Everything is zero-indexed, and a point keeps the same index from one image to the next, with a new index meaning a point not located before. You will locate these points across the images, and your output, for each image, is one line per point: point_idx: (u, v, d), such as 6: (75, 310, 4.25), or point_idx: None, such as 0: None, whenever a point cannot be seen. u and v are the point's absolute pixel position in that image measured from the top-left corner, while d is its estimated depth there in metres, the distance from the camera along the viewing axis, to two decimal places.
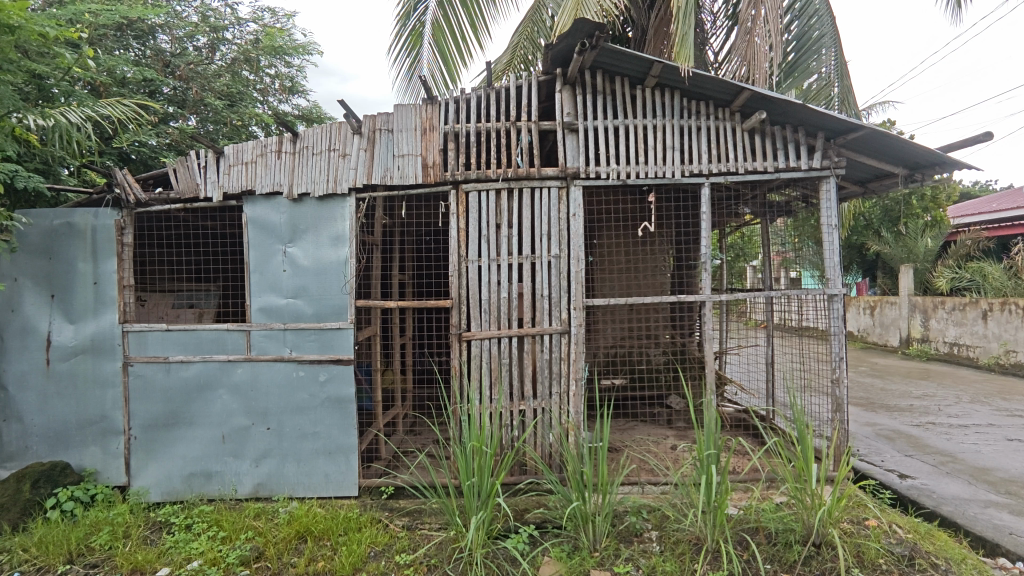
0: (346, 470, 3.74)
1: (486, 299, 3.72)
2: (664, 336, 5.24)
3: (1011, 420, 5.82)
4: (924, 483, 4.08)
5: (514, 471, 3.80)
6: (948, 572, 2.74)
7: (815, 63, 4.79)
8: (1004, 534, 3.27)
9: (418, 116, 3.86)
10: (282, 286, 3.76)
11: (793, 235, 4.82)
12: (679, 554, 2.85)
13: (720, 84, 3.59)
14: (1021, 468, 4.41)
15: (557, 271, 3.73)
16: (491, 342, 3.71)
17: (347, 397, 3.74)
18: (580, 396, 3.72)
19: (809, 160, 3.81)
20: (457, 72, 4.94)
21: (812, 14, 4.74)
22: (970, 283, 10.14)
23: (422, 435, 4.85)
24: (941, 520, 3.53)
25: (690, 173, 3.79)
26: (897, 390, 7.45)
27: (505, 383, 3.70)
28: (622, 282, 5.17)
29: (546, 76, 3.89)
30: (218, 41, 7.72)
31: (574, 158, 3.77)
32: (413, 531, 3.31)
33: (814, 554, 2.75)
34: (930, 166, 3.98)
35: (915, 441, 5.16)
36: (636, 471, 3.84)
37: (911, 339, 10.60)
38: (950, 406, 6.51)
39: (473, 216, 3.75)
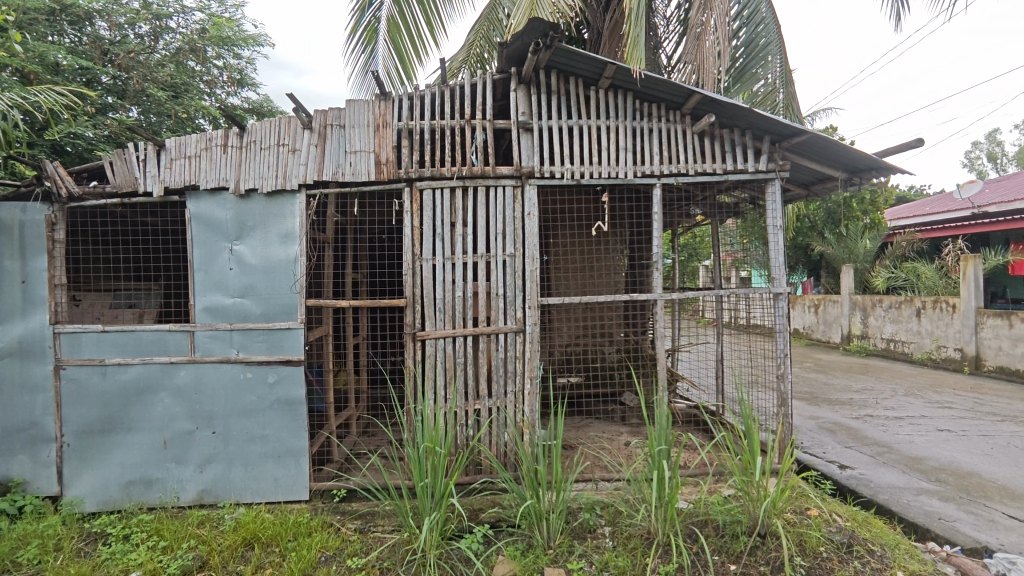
0: (296, 473, 3.64)
1: (441, 298, 3.69)
2: (617, 334, 5.31)
3: (941, 411, 6.17)
4: (862, 473, 4.28)
5: (469, 471, 3.78)
6: (884, 558, 2.87)
7: (761, 69, 4.97)
8: (935, 520, 3.45)
9: (371, 113, 3.80)
10: (228, 285, 3.63)
11: (742, 235, 4.96)
12: (632, 548, 2.89)
13: (671, 86, 3.66)
14: (950, 457, 4.67)
15: (512, 271, 3.73)
16: (446, 342, 3.68)
17: (297, 399, 3.64)
18: (535, 395, 3.74)
19: (756, 162, 3.93)
20: (413, 70, 4.89)
21: (759, 22, 4.92)
22: (905, 282, 10.67)
23: (376, 437, 4.78)
24: (878, 508, 3.70)
25: (643, 174, 3.86)
26: (838, 384, 7.78)
27: (459, 383, 3.67)
28: (578, 281, 5.22)
29: (501, 75, 3.88)
30: (162, 30, 7.38)
31: (529, 158, 3.78)
32: (366, 533, 3.25)
33: (760, 544, 2.84)
34: (867, 170, 4.16)
35: (855, 433, 5.40)
36: (591, 468, 3.91)
37: (852, 336, 11.09)
38: (887, 399, 6.84)
39: (427, 214, 3.70)
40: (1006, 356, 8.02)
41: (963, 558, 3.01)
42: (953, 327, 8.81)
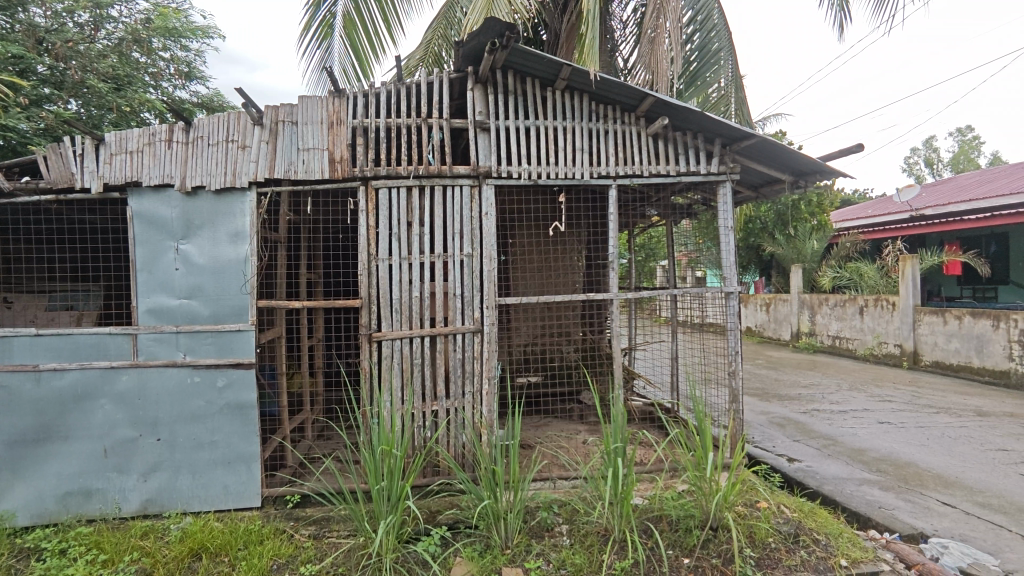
0: (247, 480, 3.53)
1: (397, 298, 3.64)
2: (575, 334, 5.36)
3: (882, 405, 6.47)
4: (809, 465, 4.44)
5: (427, 473, 3.74)
6: (828, 547, 2.98)
7: (712, 73, 5.11)
8: (876, 508, 3.61)
9: (325, 109, 3.72)
10: (174, 286, 3.49)
11: (696, 235, 5.08)
12: (588, 545, 2.92)
13: (626, 89, 3.72)
14: (890, 448, 4.90)
15: (469, 270, 3.72)
16: (403, 342, 3.64)
17: (248, 403, 3.53)
18: (493, 395, 3.73)
19: (707, 165, 4.04)
20: (370, 68, 4.82)
21: (711, 28, 5.07)
22: (849, 281, 11.12)
23: (332, 441, 4.68)
24: (823, 499, 3.86)
25: (599, 175, 3.90)
26: (787, 380, 8.06)
27: (417, 383, 3.64)
28: (537, 281, 5.25)
29: (458, 74, 3.86)
30: (103, 19, 7.05)
31: (486, 157, 3.77)
32: (320, 539, 3.18)
33: (712, 537, 2.91)
34: (812, 173, 4.33)
35: (803, 427, 5.61)
36: (548, 467, 3.94)
37: (800, 333, 11.52)
38: (832, 393, 7.12)
39: (383, 213, 3.65)
40: (940, 351, 8.47)
41: (901, 544, 3.16)
42: (892, 324, 9.26)
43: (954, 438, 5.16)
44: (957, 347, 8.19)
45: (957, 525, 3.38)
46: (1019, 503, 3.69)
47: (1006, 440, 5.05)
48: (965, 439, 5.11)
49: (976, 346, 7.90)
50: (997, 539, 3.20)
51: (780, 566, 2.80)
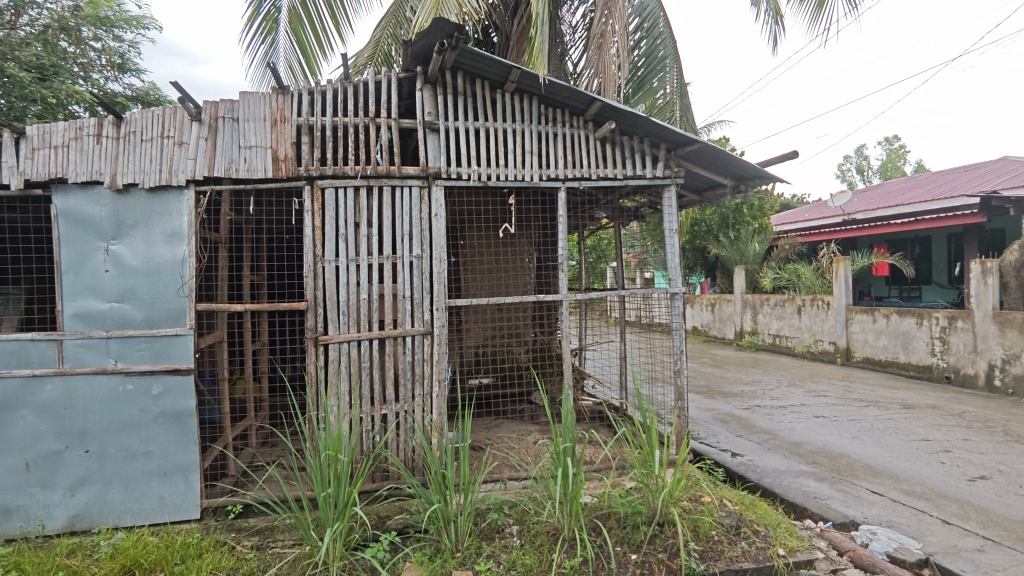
0: (186, 491, 3.37)
1: (344, 300, 3.56)
2: (526, 335, 5.40)
3: (818, 399, 6.80)
4: (750, 460, 4.61)
5: (375, 478, 3.67)
6: (767, 538, 3.11)
7: (658, 80, 5.28)
8: (811, 499, 3.78)
9: (268, 106, 3.61)
10: (104, 289, 3.31)
11: (644, 237, 5.19)
12: (539, 545, 2.93)
13: (574, 93, 3.76)
14: (824, 441, 5.14)
15: (419, 272, 3.68)
16: (351, 345, 3.56)
17: (186, 411, 3.37)
18: (443, 397, 3.71)
19: (653, 169, 4.14)
20: (316, 65, 4.73)
21: (656, 35, 5.23)
22: (788, 282, 11.61)
23: (277, 447, 4.54)
24: (763, 491, 4.01)
25: (548, 177, 3.94)
26: (731, 378, 8.34)
27: (365, 387, 3.58)
28: (488, 283, 5.26)
29: (406, 73, 3.82)
30: (25, 4, 6.65)
31: (436, 158, 3.74)
32: (264, 550, 3.07)
33: (658, 532, 2.97)
34: (752, 178, 4.51)
35: (745, 423, 5.82)
36: (499, 468, 3.96)
37: (743, 332, 11.96)
38: (773, 390, 7.42)
39: (330, 213, 3.56)
40: (871, 348, 8.95)
41: (834, 532, 3.32)
42: (827, 323, 9.74)
43: (882, 430, 5.47)
44: (886, 343, 8.67)
45: (884, 512, 3.58)
46: (940, 489, 3.95)
47: (928, 431, 5.39)
48: (892, 430, 5.43)
49: (902, 343, 8.40)
50: (920, 524, 3.41)
51: (722, 558, 2.89)
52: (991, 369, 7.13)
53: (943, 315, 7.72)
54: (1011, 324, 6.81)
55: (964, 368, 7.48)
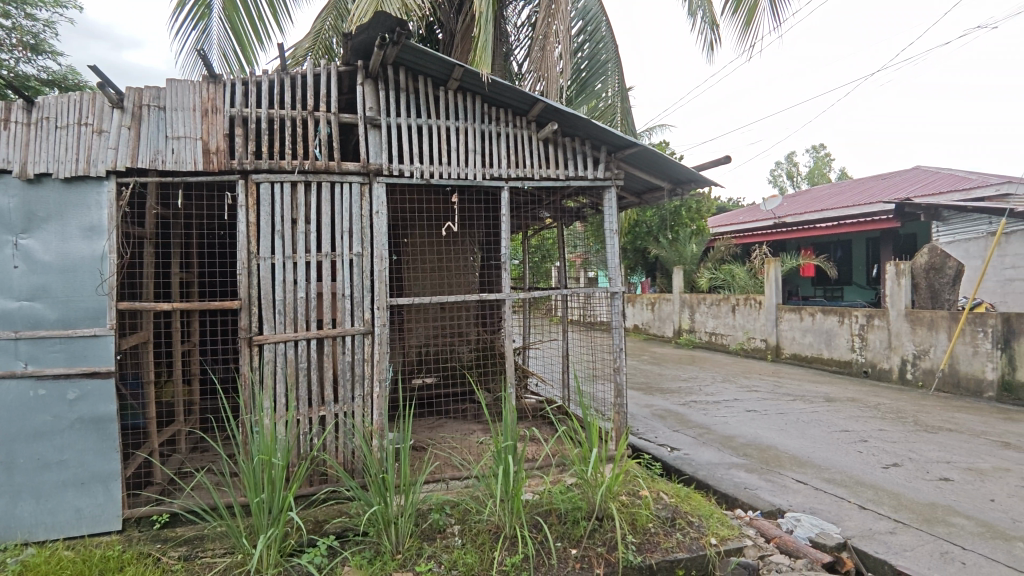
0: (106, 501, 3.17)
1: (280, 299, 3.45)
2: (470, 334, 5.40)
3: (749, 394, 7.12)
4: (686, 453, 4.78)
5: (313, 482, 3.57)
6: (700, 528, 3.23)
7: (600, 84, 5.40)
8: (742, 489, 3.96)
9: (197, 95, 3.45)
10: (12, 288, 3.07)
11: (586, 238, 5.28)
12: (480, 544, 2.91)
13: (517, 93, 3.78)
14: (755, 434, 5.39)
15: (359, 270, 3.61)
16: (287, 345, 3.45)
17: (107, 416, 3.17)
18: (383, 397, 3.65)
19: (594, 171, 4.22)
20: (253, 54, 4.60)
21: (599, 39, 5.33)
22: (723, 281, 12.10)
23: (208, 453, 4.34)
24: (697, 484, 4.17)
25: (491, 176, 3.95)
26: (668, 375, 8.61)
27: (303, 389, 3.47)
28: (431, 282, 5.22)
29: (346, 67, 3.73)
30: None
31: (377, 154, 3.68)
32: (192, 561, 2.93)
33: (597, 527, 3.02)
34: (688, 182, 4.67)
35: (681, 418, 6.03)
36: (441, 468, 3.93)
37: (681, 330, 12.37)
38: (708, 386, 7.72)
39: (265, 209, 3.44)
40: (798, 344, 9.45)
41: (762, 520, 3.48)
42: (759, 321, 10.21)
43: (807, 422, 5.79)
44: (811, 340, 9.17)
45: (807, 500, 3.79)
46: (858, 477, 4.21)
47: (848, 422, 5.75)
48: (816, 423, 5.75)
49: (825, 340, 8.92)
50: (839, 510, 3.63)
51: (658, 549, 2.97)
52: (904, 363, 7.67)
53: (861, 314, 8.25)
54: (921, 322, 7.40)
55: (879, 363, 8.01)
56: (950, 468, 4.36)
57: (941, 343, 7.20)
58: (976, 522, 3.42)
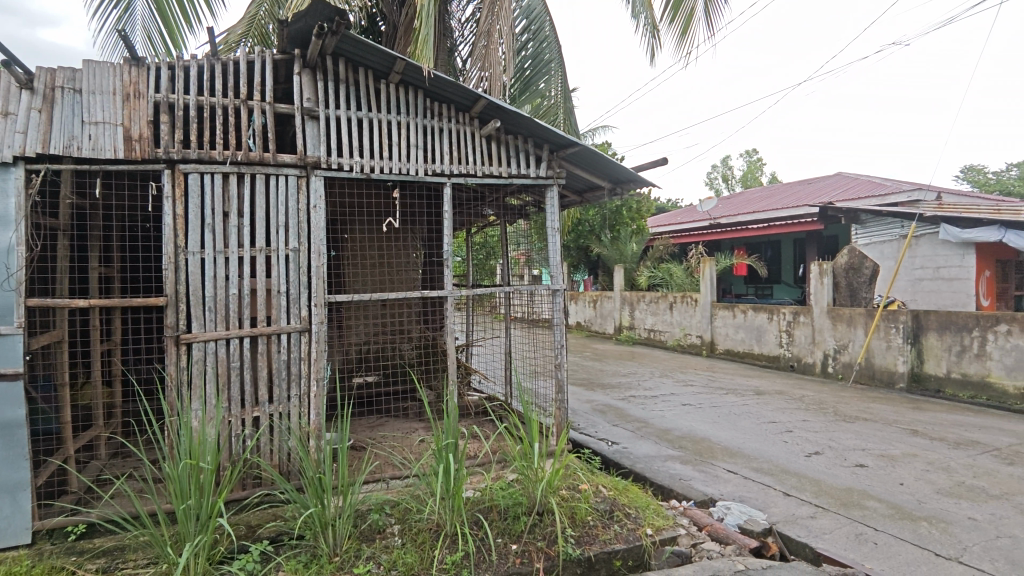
0: (13, 513, 2.94)
1: (211, 295, 3.29)
2: (413, 332, 5.35)
3: (685, 388, 7.39)
4: (625, 447, 4.91)
5: (246, 485, 3.44)
6: (637, 519, 3.31)
7: (544, 84, 5.48)
8: (676, 480, 4.10)
9: (118, 79, 3.25)
10: None
11: (529, 236, 5.32)
12: (420, 543, 2.87)
13: (459, 89, 3.76)
14: (689, 426, 5.59)
15: (295, 265, 3.49)
16: (218, 344, 3.31)
17: (14, 421, 2.94)
18: (321, 397, 3.56)
19: (536, 169, 4.26)
20: (181, 37, 4.33)
21: (542, 39, 5.37)
22: (662, 280, 12.49)
23: (130, 459, 4.10)
24: (635, 476, 4.29)
25: (433, 173, 3.92)
26: (609, 370, 8.81)
27: (234, 389, 3.33)
28: (373, 278, 5.14)
29: (282, 56, 3.60)
30: None
31: (315, 147, 3.58)
32: (111, 574, 2.75)
33: (537, 522, 3.05)
34: (627, 183, 4.79)
35: (621, 412, 6.18)
36: (380, 467, 3.88)
37: (621, 326, 12.68)
38: (646, 381, 7.95)
39: (194, 201, 3.27)
40: (730, 340, 9.86)
41: (695, 510, 3.62)
42: (694, 318, 10.61)
43: (738, 414, 6.06)
44: (743, 336, 9.59)
45: (737, 488, 3.97)
46: (783, 465, 4.44)
47: (775, 414, 6.05)
48: (746, 415, 6.03)
49: (756, 336, 9.36)
50: (766, 498, 3.82)
51: (596, 541, 3.03)
52: (826, 357, 8.15)
53: (788, 311, 8.71)
54: (842, 318, 7.89)
55: (804, 357, 8.48)
56: (865, 455, 4.67)
57: (859, 338, 7.69)
58: (887, 505, 3.67)
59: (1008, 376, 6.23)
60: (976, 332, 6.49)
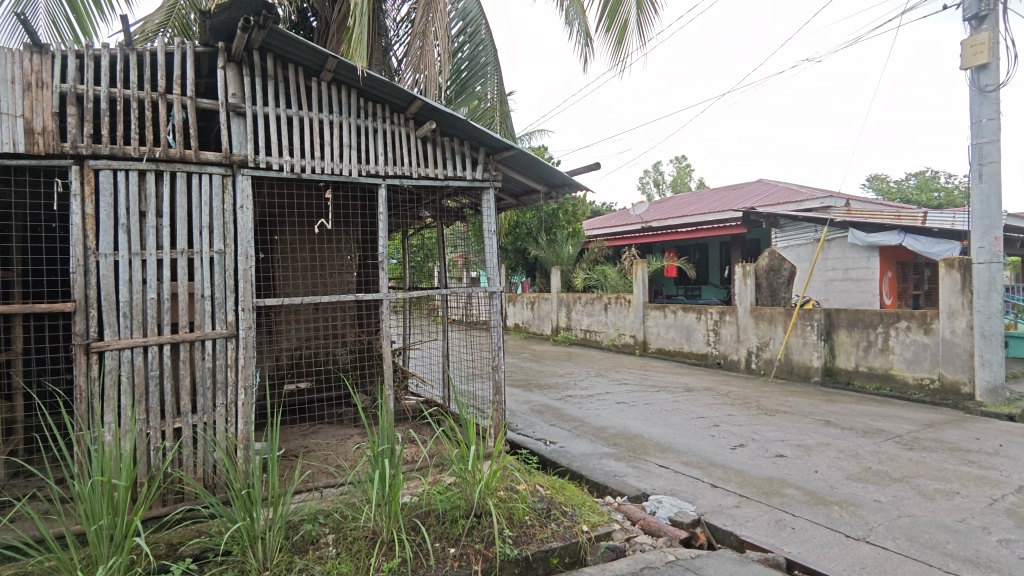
0: None
1: (125, 301, 3.09)
2: (349, 336, 5.23)
3: (619, 387, 7.60)
4: (561, 446, 4.99)
5: (166, 501, 3.25)
6: (573, 516, 3.37)
7: (480, 87, 5.50)
8: (611, 477, 4.21)
9: (17, 66, 2.99)
10: None
11: (466, 238, 5.32)
12: (355, 551, 2.79)
13: (394, 89, 3.72)
14: (623, 424, 5.75)
15: (221, 268, 3.34)
16: (134, 352, 3.11)
17: None
18: (249, 405, 3.42)
19: (472, 172, 4.26)
20: (91, 25, 4.06)
21: (478, 42, 5.39)
22: (597, 281, 12.79)
23: (33, 478, 3.78)
24: (571, 475, 4.37)
25: (368, 173, 3.85)
26: (547, 371, 8.94)
27: (153, 400, 3.14)
28: (305, 281, 4.99)
29: (205, 48, 3.42)
30: None
31: (241, 145, 3.43)
32: None
33: (475, 524, 3.04)
34: (562, 186, 4.87)
35: (558, 412, 6.28)
36: (314, 476, 3.76)
37: (558, 327, 12.88)
38: (582, 380, 8.12)
39: (106, 200, 3.07)
40: (662, 339, 10.21)
41: (628, 505, 3.72)
42: (628, 318, 10.92)
43: (669, 411, 6.29)
44: (674, 335, 9.97)
45: (668, 482, 4.13)
46: (711, 459, 4.64)
47: (703, 409, 6.33)
48: (677, 411, 6.27)
49: (686, 335, 9.74)
50: (694, 490, 3.98)
51: (534, 540, 3.06)
52: (750, 354, 8.60)
53: (715, 310, 9.13)
54: (763, 317, 8.36)
55: (730, 354, 8.90)
56: (784, 446, 4.97)
57: (778, 336, 8.17)
58: (804, 491, 3.92)
59: (908, 368, 6.78)
60: (880, 328, 7.04)
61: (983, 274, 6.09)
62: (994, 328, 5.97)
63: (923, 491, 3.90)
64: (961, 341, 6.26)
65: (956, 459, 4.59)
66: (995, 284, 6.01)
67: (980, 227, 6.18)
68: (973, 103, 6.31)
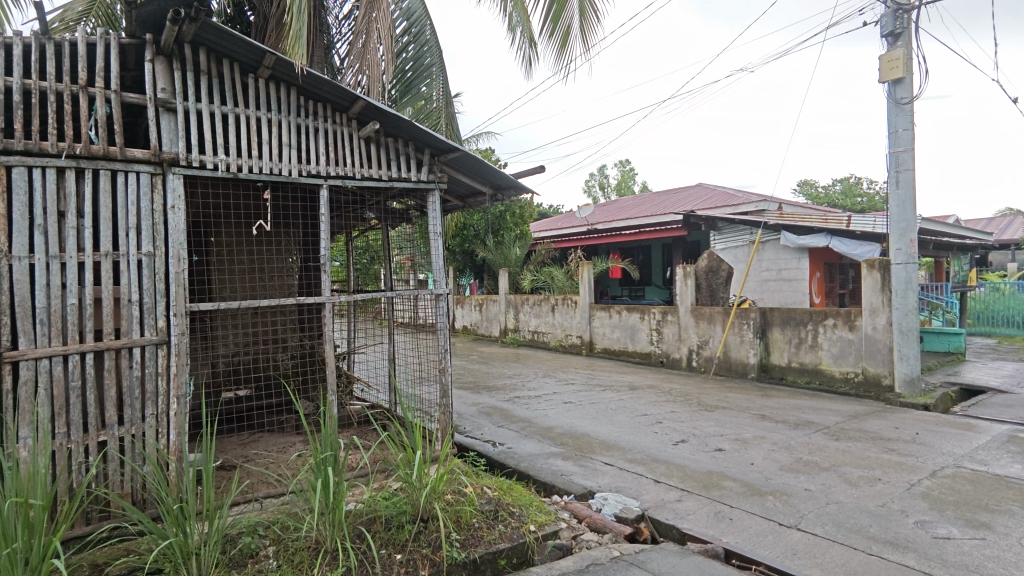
0: None
1: (42, 307, 2.89)
2: (290, 341, 5.09)
3: (566, 387, 7.70)
4: (509, 447, 5.01)
5: (90, 520, 3.06)
6: (521, 516, 3.39)
7: (425, 88, 5.49)
8: (558, 476, 4.26)
9: None
10: None
11: (412, 240, 5.27)
12: (297, 563, 2.71)
13: (335, 88, 3.64)
14: (570, 423, 5.82)
15: (150, 272, 3.17)
16: (53, 362, 2.91)
17: None
18: (181, 416, 3.26)
19: (417, 173, 4.23)
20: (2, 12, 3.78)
21: (423, 43, 5.36)
22: (544, 282, 12.91)
23: None
24: (519, 475, 4.39)
25: (308, 173, 3.75)
26: (495, 373, 8.95)
27: (74, 412, 2.95)
28: (243, 284, 4.83)
29: (131, 40, 3.25)
30: None
31: (172, 142, 3.27)
32: None
33: (422, 529, 3.01)
34: (507, 189, 4.89)
35: (506, 413, 6.30)
36: (252, 486, 3.63)
37: (507, 329, 12.92)
38: (530, 381, 8.17)
39: (19, 199, 2.85)
40: (608, 339, 10.41)
41: (575, 503, 3.78)
42: (575, 319, 11.09)
43: (614, 409, 6.42)
44: (619, 335, 10.18)
45: (613, 479, 4.21)
46: (654, 455, 4.77)
47: (646, 407, 6.49)
48: (621, 409, 6.41)
49: (630, 334, 9.97)
50: (639, 486, 4.08)
51: (481, 542, 3.05)
52: (691, 352, 8.88)
53: (658, 311, 9.39)
54: (703, 316, 8.66)
55: (672, 353, 9.18)
56: (722, 440, 5.16)
57: (717, 334, 8.48)
58: (741, 483, 4.08)
59: (835, 363, 7.19)
60: (810, 326, 7.44)
61: (900, 274, 6.52)
62: (911, 324, 6.43)
63: (848, 478, 4.15)
64: (882, 336, 6.69)
65: (877, 447, 4.90)
66: (911, 283, 6.46)
67: (897, 229, 6.61)
68: (889, 115, 6.75)
